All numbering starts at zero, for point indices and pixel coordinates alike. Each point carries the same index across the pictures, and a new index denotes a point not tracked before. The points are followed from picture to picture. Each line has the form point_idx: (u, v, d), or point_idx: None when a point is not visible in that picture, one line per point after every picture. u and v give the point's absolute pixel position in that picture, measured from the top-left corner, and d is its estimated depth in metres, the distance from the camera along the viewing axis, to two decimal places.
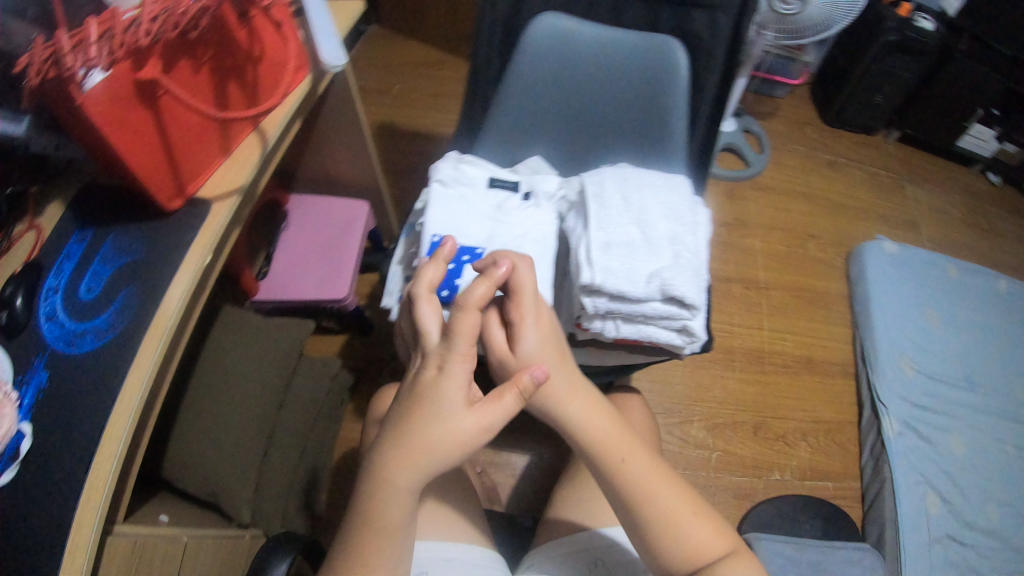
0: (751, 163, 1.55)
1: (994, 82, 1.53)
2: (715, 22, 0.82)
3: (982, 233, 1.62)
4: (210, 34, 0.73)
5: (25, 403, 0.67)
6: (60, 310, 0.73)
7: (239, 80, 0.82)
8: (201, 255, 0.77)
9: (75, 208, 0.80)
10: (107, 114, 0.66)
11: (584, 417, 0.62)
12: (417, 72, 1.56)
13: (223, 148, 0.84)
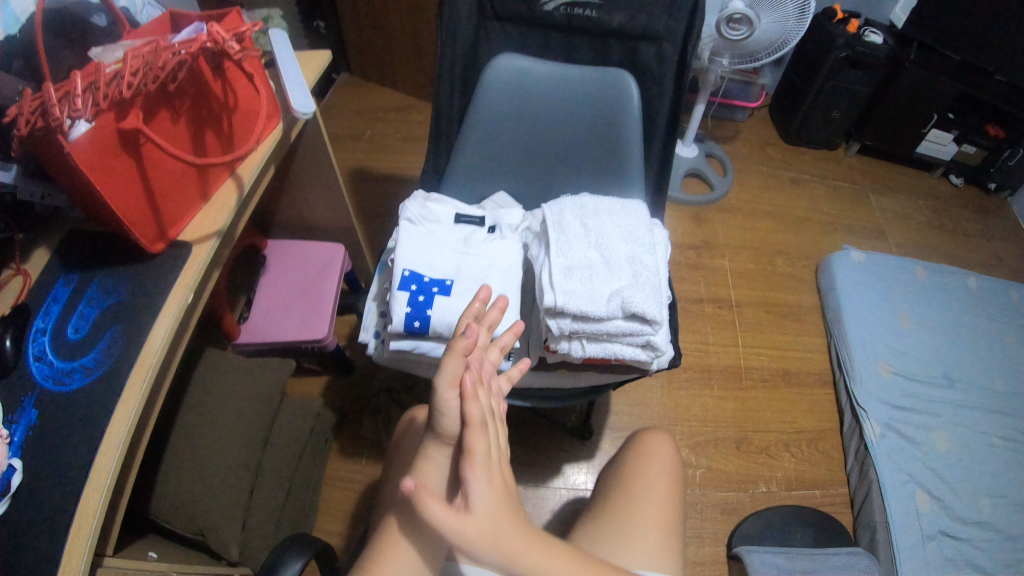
0: (715, 186, 1.60)
1: (946, 88, 1.60)
2: (662, 52, 0.89)
3: (949, 233, 1.67)
4: (187, 85, 0.77)
5: (15, 439, 0.67)
6: (50, 350, 0.74)
7: (215, 129, 0.85)
8: (183, 294, 0.79)
9: (62, 255, 0.83)
10: (92, 163, 0.69)
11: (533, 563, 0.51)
12: (387, 117, 1.62)
13: (202, 193, 0.87)
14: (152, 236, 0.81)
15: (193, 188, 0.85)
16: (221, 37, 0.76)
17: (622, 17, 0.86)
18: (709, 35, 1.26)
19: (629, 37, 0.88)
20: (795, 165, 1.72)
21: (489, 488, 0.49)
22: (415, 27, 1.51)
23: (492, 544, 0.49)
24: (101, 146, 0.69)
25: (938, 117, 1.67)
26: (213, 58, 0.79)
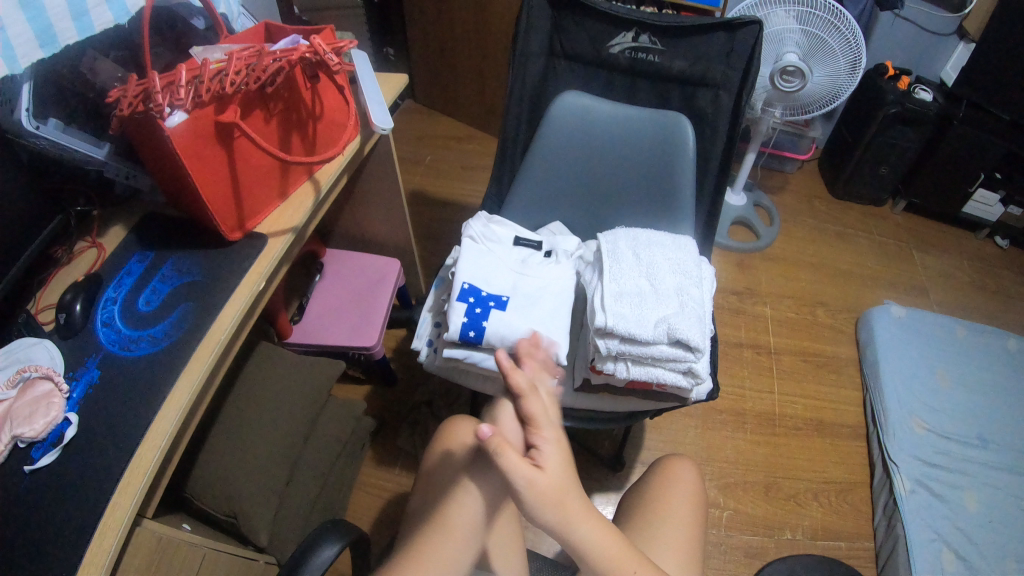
0: (762, 235, 1.63)
1: (993, 148, 1.61)
2: (718, 99, 0.95)
3: (992, 295, 1.66)
4: (281, 90, 0.85)
5: (75, 396, 0.73)
6: (118, 318, 0.81)
7: (301, 135, 0.93)
8: (255, 282, 0.85)
9: (137, 233, 0.91)
10: (189, 149, 0.76)
11: (581, 525, 0.61)
12: (447, 145, 1.69)
13: (280, 192, 0.95)
14: (232, 225, 0.88)
15: (273, 184, 0.92)
16: (320, 49, 0.84)
17: (681, 63, 0.93)
18: (763, 87, 1.30)
19: (688, 82, 0.95)
20: (838, 218, 1.74)
21: (553, 447, 0.60)
22: (481, 63, 1.60)
23: (558, 500, 0.59)
24: (198, 135, 0.77)
25: (985, 175, 1.67)
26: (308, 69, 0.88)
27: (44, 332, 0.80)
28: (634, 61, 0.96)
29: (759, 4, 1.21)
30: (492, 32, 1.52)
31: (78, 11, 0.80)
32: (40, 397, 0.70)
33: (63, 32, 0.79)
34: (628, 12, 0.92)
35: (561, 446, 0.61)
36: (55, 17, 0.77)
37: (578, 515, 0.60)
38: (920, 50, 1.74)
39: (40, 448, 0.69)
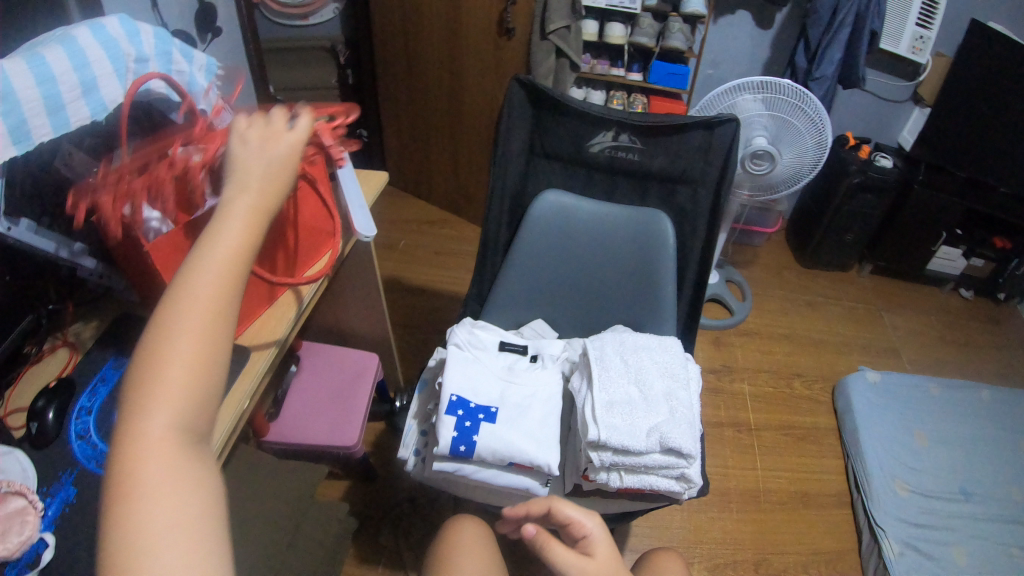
0: (735, 311, 1.65)
1: (956, 208, 1.69)
2: (697, 196, 0.98)
3: (961, 348, 1.72)
4: None
5: (49, 514, 0.64)
6: (94, 430, 0.71)
7: (283, 243, 0.94)
8: (242, 398, 0.83)
9: (114, 333, 0.82)
10: (164, 261, 0.75)
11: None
12: (421, 230, 1.72)
13: (261, 301, 0.94)
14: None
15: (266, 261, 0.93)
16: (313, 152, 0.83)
17: (662, 162, 0.96)
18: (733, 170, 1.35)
19: (668, 179, 0.98)
20: (807, 286, 1.78)
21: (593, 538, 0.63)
22: (456, 146, 1.65)
23: None
24: (176, 247, 0.75)
25: (945, 233, 1.76)
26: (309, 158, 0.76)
27: (15, 438, 0.72)
28: (614, 159, 0.98)
29: (727, 93, 1.27)
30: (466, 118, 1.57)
31: (54, 105, 0.68)
32: (14, 514, 0.62)
33: (38, 131, 0.67)
34: (607, 113, 0.94)
35: (602, 541, 0.62)
36: (30, 113, 0.66)
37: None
38: (878, 120, 1.83)
39: (12, 568, 0.60)
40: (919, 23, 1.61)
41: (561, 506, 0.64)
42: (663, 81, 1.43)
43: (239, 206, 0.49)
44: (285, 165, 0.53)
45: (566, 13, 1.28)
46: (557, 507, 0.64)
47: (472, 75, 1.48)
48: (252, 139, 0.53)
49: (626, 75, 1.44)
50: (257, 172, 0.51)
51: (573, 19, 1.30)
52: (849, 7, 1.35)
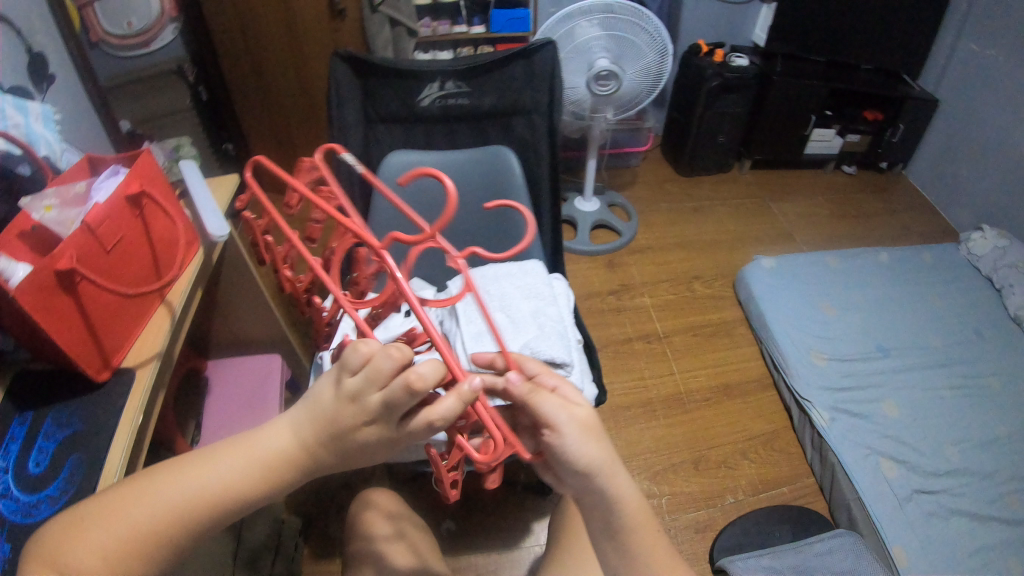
0: (622, 232, 1.66)
1: (818, 90, 1.77)
2: (533, 124, 1.08)
3: (852, 220, 1.87)
4: (111, 221, 0.83)
5: None
6: (14, 486, 0.70)
7: (142, 263, 0.91)
8: (135, 415, 0.78)
9: (12, 395, 0.78)
10: (37, 303, 0.69)
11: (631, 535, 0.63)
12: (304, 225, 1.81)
13: (136, 324, 0.88)
14: (96, 364, 0.80)
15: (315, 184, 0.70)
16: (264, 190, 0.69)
17: (490, 99, 1.05)
18: (584, 95, 1.40)
19: (501, 115, 1.07)
20: (695, 193, 1.83)
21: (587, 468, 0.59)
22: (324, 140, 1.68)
23: (593, 429, 0.60)
24: (44, 287, 0.70)
25: (815, 116, 1.85)
26: (440, 441, 0.56)
27: None
28: (445, 105, 1.05)
29: (562, 20, 1.28)
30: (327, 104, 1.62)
31: None
32: None
33: None
34: (429, 66, 1.01)
35: (585, 453, 0.58)
36: None
37: (635, 518, 0.62)
38: (729, 23, 1.88)
39: None
40: None
41: (536, 403, 0.58)
42: (506, 29, 1.48)
43: (270, 444, 0.52)
44: (332, 443, 0.51)
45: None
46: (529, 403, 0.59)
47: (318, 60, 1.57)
48: (352, 392, 0.49)
49: (470, 30, 1.48)
50: (306, 427, 0.52)
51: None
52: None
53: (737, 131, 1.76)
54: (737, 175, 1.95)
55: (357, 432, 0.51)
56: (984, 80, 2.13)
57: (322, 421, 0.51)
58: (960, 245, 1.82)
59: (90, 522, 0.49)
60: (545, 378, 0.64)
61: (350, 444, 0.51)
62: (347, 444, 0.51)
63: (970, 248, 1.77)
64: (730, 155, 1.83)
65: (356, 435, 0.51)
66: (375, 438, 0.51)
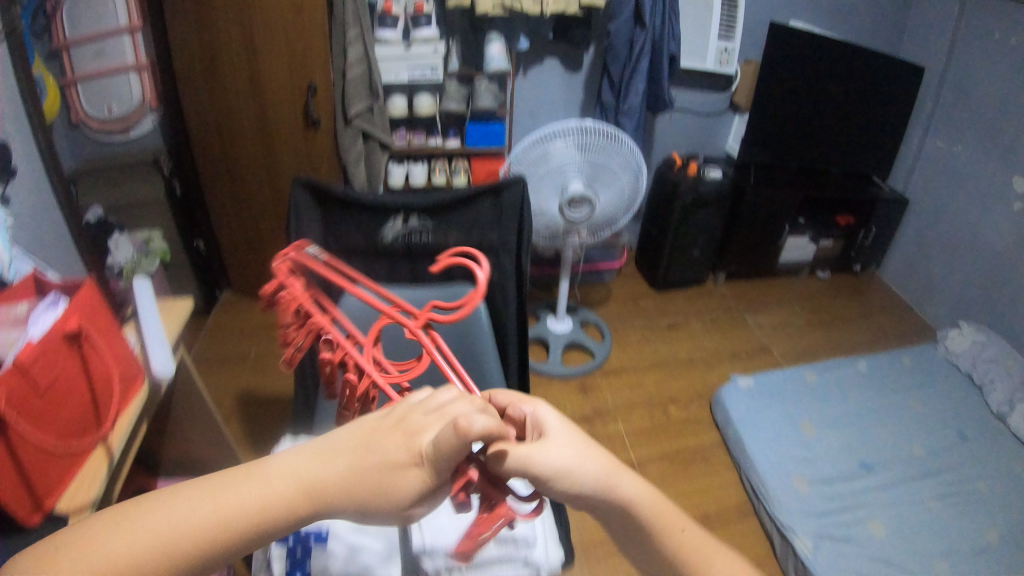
0: (595, 352, 1.63)
1: (791, 199, 1.83)
2: (500, 264, 1.05)
3: (825, 327, 1.89)
4: (56, 360, 0.74)
5: None
6: None
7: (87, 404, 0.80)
8: None
9: None
10: None
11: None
12: (271, 334, 1.81)
13: (70, 472, 0.78)
14: (29, 509, 0.71)
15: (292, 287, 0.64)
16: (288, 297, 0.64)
17: (457, 238, 1.03)
18: (556, 219, 1.41)
19: (468, 253, 1.04)
20: (670, 309, 1.82)
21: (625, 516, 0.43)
22: None
23: (584, 448, 0.42)
24: None
25: (789, 224, 1.90)
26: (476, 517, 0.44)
27: None
28: (404, 243, 1.03)
29: (537, 142, 1.30)
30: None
31: None
32: None
33: None
34: (393, 202, 1.00)
35: (585, 477, 0.41)
36: None
37: (689, 566, 0.44)
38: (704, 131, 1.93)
39: None
40: (721, 37, 1.71)
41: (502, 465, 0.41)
42: (480, 142, 1.56)
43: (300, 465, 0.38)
44: (364, 480, 0.38)
45: (366, 96, 1.42)
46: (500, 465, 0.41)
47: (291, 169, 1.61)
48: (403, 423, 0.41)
49: (443, 140, 1.55)
50: (331, 456, 0.39)
51: (373, 101, 1.44)
52: (642, 37, 1.42)
53: (710, 246, 1.80)
54: (711, 287, 1.95)
55: (403, 464, 0.39)
56: (944, 181, 2.22)
57: (359, 453, 0.39)
58: (938, 344, 1.82)
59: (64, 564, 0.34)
60: (517, 407, 0.48)
61: (388, 493, 0.39)
62: (383, 483, 0.39)
63: (948, 346, 1.78)
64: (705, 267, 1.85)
65: (399, 472, 0.39)
66: (419, 485, 0.39)
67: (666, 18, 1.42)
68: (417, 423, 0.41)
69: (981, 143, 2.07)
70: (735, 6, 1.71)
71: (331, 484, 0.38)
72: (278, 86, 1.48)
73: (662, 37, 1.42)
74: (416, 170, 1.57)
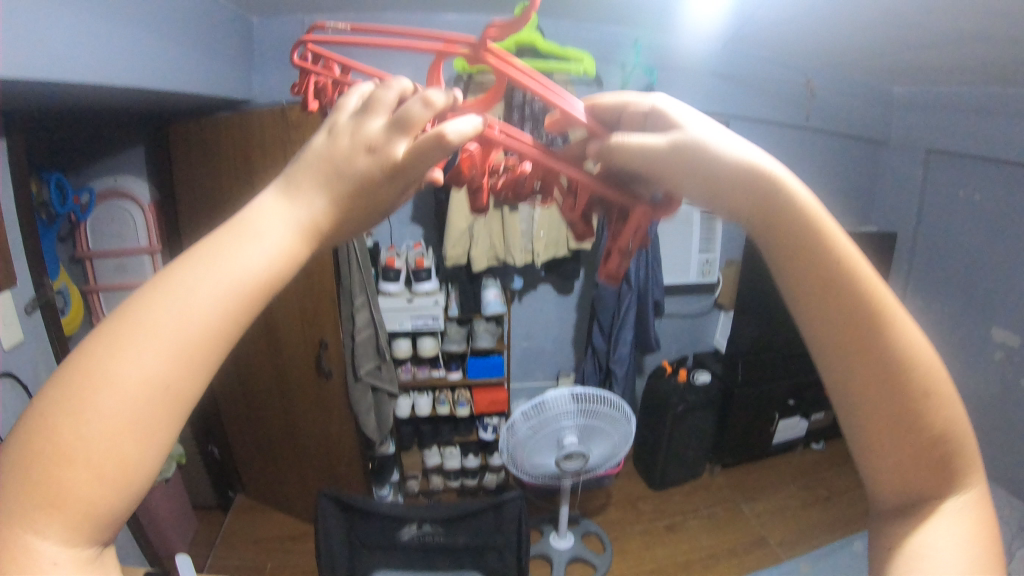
0: (597, 565, 1.67)
1: (778, 391, 1.99)
2: (504, 558, 1.20)
3: (822, 505, 1.94)
4: None
5: None
6: None
7: None
8: None
9: None
10: None
11: (899, 386, 0.39)
12: (284, 547, 1.89)
13: None
14: None
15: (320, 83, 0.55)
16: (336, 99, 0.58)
17: (465, 538, 1.19)
18: (553, 466, 1.63)
19: (476, 550, 1.21)
20: (668, 509, 1.91)
21: (789, 223, 0.41)
22: (318, 472, 1.83)
23: (715, 151, 0.42)
24: None
25: (778, 411, 2.03)
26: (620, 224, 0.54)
27: None
28: (414, 553, 1.21)
29: (537, 411, 1.53)
30: (313, 444, 1.79)
31: None
32: None
33: None
34: (410, 512, 1.19)
35: (716, 168, 0.42)
36: None
37: (900, 354, 0.40)
38: (691, 334, 2.05)
39: None
40: (702, 252, 1.84)
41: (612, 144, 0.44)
42: (482, 372, 1.66)
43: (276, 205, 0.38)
44: (335, 186, 0.39)
45: (372, 356, 1.58)
46: (615, 150, 0.44)
47: (303, 408, 1.73)
48: (345, 127, 0.40)
49: (446, 375, 1.67)
50: (201, 264, 0.35)
51: (380, 360, 1.59)
52: (629, 295, 1.59)
53: (700, 448, 1.93)
54: (709, 478, 2.04)
55: (310, 220, 0.38)
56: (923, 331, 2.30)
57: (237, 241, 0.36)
58: None
59: (65, 388, 0.31)
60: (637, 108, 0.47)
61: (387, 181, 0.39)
62: (330, 209, 0.39)
63: None
64: (698, 463, 1.97)
65: (318, 205, 0.39)
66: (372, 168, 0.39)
67: (650, 271, 1.61)
68: (377, 122, 0.40)
69: (953, 295, 2.16)
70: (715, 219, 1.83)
71: (254, 270, 0.36)
72: (293, 339, 1.65)
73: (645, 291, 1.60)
74: (421, 402, 1.73)
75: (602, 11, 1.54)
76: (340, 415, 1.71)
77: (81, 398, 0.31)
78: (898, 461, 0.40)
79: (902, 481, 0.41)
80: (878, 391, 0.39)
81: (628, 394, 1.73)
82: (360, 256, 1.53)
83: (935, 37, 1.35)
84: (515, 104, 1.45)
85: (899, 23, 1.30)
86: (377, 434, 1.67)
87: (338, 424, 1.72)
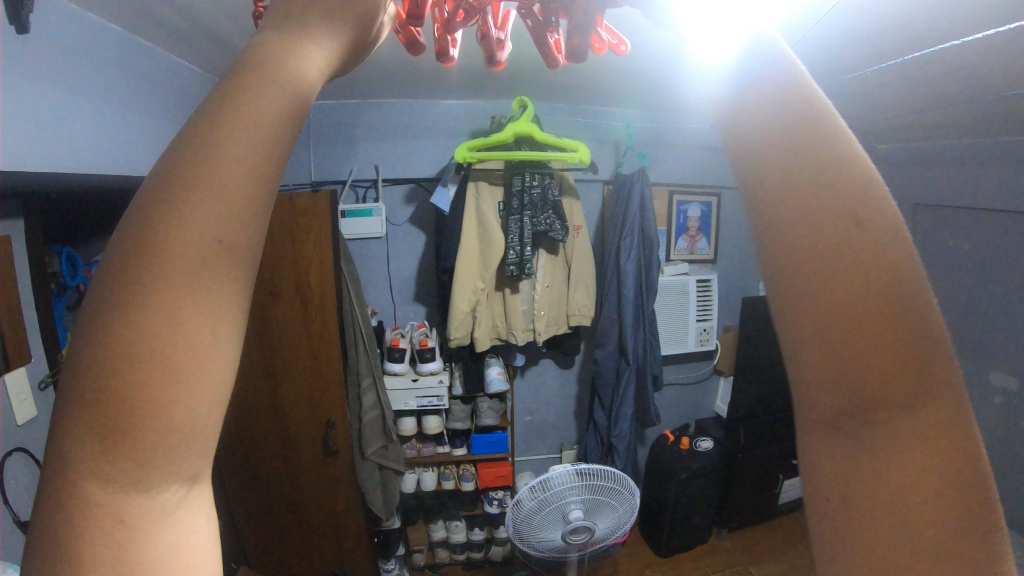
0: None
1: (780, 452, 2.01)
2: None
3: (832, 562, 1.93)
4: None
5: None
6: None
7: None
8: None
9: None
10: None
11: (873, 250, 0.25)
12: None
13: None
14: None
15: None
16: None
17: None
18: (559, 539, 1.63)
19: None
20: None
21: (797, 114, 0.29)
22: (322, 552, 1.80)
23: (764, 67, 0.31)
24: None
25: (782, 471, 2.04)
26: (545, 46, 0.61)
27: None
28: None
29: (545, 486, 1.54)
30: (318, 523, 1.76)
31: None
32: None
33: None
34: None
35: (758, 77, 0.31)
36: None
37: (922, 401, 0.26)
38: (693, 400, 2.13)
39: None
40: (699, 319, 1.89)
41: None
42: (486, 449, 1.72)
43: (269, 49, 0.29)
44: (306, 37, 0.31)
45: (380, 438, 1.60)
46: None
47: (309, 487, 1.71)
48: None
49: (451, 451, 1.74)
50: (253, 117, 0.27)
51: (388, 440, 1.63)
52: (628, 371, 1.66)
53: (706, 513, 1.93)
54: (716, 543, 2.04)
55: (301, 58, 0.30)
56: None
57: (267, 88, 0.28)
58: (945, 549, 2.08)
59: (119, 271, 0.23)
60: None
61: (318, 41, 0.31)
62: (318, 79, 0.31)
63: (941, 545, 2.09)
64: (704, 528, 1.97)
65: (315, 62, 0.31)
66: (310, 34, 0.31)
67: (647, 347, 1.68)
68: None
69: None
70: (711, 287, 1.88)
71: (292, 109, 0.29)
72: (301, 418, 1.64)
73: (644, 366, 1.67)
74: (427, 477, 1.77)
75: (593, 94, 1.62)
76: (346, 494, 1.71)
77: (147, 282, 0.23)
78: (828, 351, 0.26)
79: (829, 395, 0.27)
80: (823, 239, 0.26)
81: (632, 466, 1.75)
82: (366, 338, 1.61)
83: (888, 107, 1.42)
84: (515, 191, 1.51)
85: (852, 97, 1.34)
86: (384, 512, 1.68)
87: (345, 503, 1.71)
